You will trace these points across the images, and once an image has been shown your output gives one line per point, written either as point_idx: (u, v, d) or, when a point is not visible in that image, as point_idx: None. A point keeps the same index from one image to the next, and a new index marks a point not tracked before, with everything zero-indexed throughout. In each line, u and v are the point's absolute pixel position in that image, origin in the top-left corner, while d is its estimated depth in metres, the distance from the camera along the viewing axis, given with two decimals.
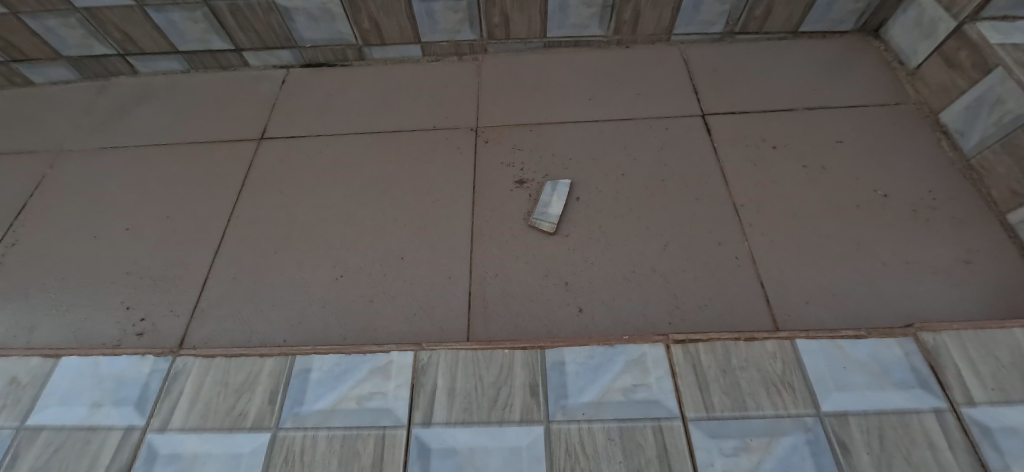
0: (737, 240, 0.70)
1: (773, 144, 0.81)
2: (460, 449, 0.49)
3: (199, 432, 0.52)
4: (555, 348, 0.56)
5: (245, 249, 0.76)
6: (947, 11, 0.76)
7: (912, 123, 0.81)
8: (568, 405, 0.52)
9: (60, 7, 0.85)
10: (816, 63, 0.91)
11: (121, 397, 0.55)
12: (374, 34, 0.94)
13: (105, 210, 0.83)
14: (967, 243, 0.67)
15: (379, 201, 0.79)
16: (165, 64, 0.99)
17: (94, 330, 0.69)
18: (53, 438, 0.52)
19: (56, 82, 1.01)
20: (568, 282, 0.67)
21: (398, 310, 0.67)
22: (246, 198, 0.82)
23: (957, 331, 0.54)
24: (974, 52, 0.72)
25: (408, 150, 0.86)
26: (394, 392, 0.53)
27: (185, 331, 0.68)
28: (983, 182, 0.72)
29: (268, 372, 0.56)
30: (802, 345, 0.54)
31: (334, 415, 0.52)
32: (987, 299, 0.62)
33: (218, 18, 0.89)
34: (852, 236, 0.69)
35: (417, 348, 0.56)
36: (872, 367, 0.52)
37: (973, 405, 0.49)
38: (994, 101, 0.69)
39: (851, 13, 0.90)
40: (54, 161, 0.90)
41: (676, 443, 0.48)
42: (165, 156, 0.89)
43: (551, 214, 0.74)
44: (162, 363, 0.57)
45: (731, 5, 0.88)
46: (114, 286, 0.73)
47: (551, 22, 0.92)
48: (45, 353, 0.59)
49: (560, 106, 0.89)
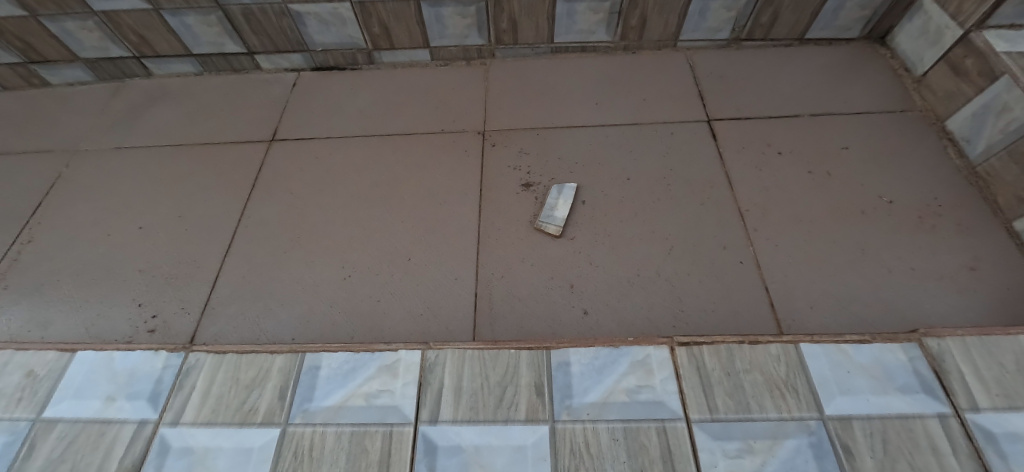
0: (742, 245, 0.70)
1: (779, 150, 0.81)
2: (465, 447, 0.50)
3: (209, 427, 0.53)
4: (559, 348, 0.56)
5: (255, 249, 0.77)
6: (954, 20, 0.77)
7: (918, 130, 0.81)
8: (572, 405, 0.52)
9: (79, 10, 0.87)
10: (821, 70, 0.92)
11: (133, 391, 0.56)
12: (384, 39, 0.95)
13: (119, 209, 0.84)
14: (972, 250, 0.67)
15: (387, 202, 0.81)
16: (179, 66, 1.01)
17: (107, 326, 0.70)
18: (68, 430, 0.53)
19: (73, 84, 1.04)
20: (573, 285, 0.68)
21: (405, 310, 0.68)
22: (257, 198, 0.83)
23: (962, 338, 0.54)
24: (980, 60, 0.73)
25: (417, 153, 0.87)
26: (402, 390, 0.54)
27: (196, 329, 0.69)
28: (990, 190, 0.72)
29: (279, 368, 0.57)
30: (806, 350, 0.55)
31: (342, 412, 0.53)
32: (993, 307, 0.62)
33: (231, 21, 0.91)
34: (857, 242, 0.69)
35: (424, 347, 0.57)
36: (875, 371, 0.53)
37: (977, 411, 0.49)
38: (1000, 109, 0.70)
39: (857, 21, 0.91)
40: (70, 160, 0.92)
41: (679, 443, 0.49)
42: (178, 157, 0.91)
43: (557, 217, 0.75)
44: (175, 358, 0.58)
45: (737, 12, 0.89)
46: (127, 283, 0.74)
47: (559, 28, 0.93)
48: (61, 347, 0.60)
49: (567, 111, 0.90)
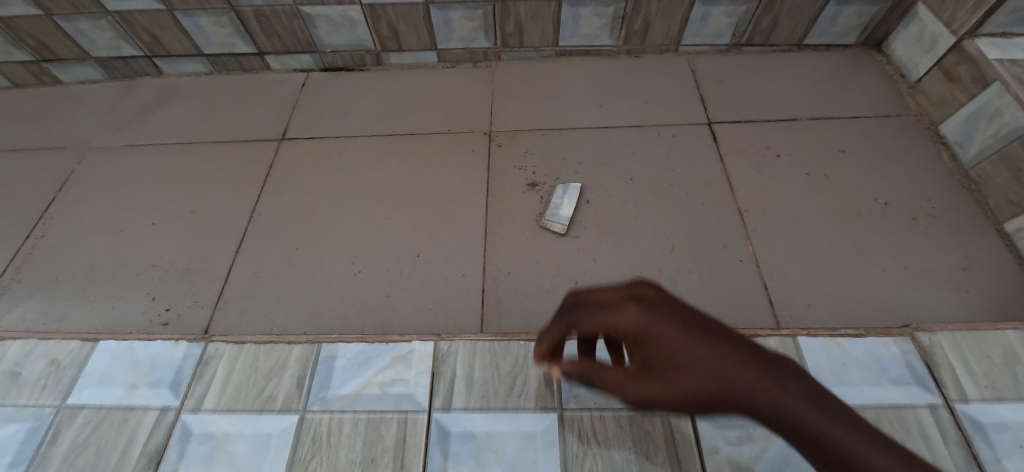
0: (742, 244, 0.73)
1: (778, 152, 0.83)
2: (477, 433, 0.51)
3: (230, 413, 0.55)
4: (567, 340, 0.58)
5: (267, 245, 0.79)
6: (947, 28, 0.79)
7: (912, 134, 0.84)
8: (580, 394, 0.54)
9: (95, 10, 0.89)
10: (819, 75, 0.94)
11: (155, 379, 0.58)
12: (393, 41, 0.97)
13: (131, 205, 0.86)
14: (963, 250, 0.70)
15: (396, 200, 0.83)
16: (190, 65, 1.03)
17: (123, 319, 0.72)
18: (92, 416, 0.55)
19: (84, 82, 1.05)
20: (578, 281, 0.70)
21: (414, 305, 0.70)
22: (268, 195, 0.85)
23: (954, 333, 0.56)
24: (972, 67, 0.75)
25: (425, 152, 0.89)
26: (415, 380, 0.56)
27: (210, 322, 0.71)
28: (981, 192, 0.75)
29: (296, 357, 0.59)
30: (804, 343, 0.57)
31: (358, 400, 0.55)
32: (982, 304, 0.64)
33: (243, 22, 0.93)
34: (853, 242, 0.72)
35: (437, 338, 0.59)
36: (869, 363, 0.55)
37: (967, 402, 0.51)
38: (991, 114, 0.72)
39: (854, 28, 0.93)
40: (82, 157, 0.94)
41: (683, 432, 0.51)
42: (189, 154, 0.93)
43: (562, 215, 0.77)
44: (195, 348, 0.60)
45: (738, 18, 0.92)
46: (141, 277, 0.76)
47: (564, 32, 0.95)
48: (83, 337, 0.62)
49: (571, 112, 0.92)
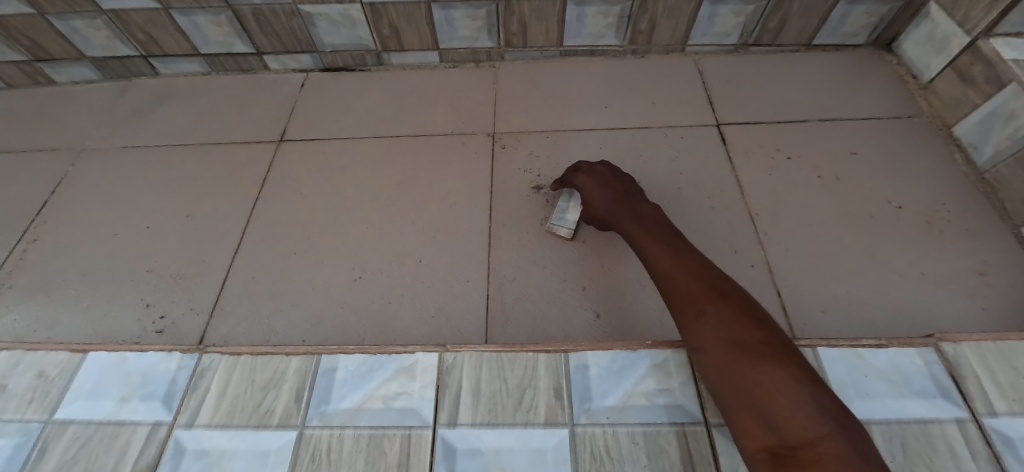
0: (753, 249, 0.71)
1: (788, 154, 0.81)
2: (485, 450, 0.49)
3: (225, 429, 0.52)
4: (578, 351, 0.56)
5: (265, 249, 0.76)
6: (961, 27, 0.77)
7: (925, 136, 0.82)
8: (592, 408, 0.52)
9: (88, 9, 0.87)
10: (830, 76, 0.92)
11: (148, 392, 0.55)
12: (393, 40, 0.95)
13: (126, 209, 0.84)
14: (980, 255, 0.68)
15: (397, 203, 0.80)
16: (187, 65, 1.01)
17: (116, 327, 0.70)
18: (81, 432, 0.53)
19: (79, 83, 1.03)
20: (585, 287, 0.68)
21: (417, 312, 0.68)
22: (266, 198, 0.83)
23: (979, 343, 0.54)
24: (988, 67, 0.73)
25: (426, 154, 0.87)
26: (419, 392, 0.54)
27: (206, 329, 0.69)
28: (997, 196, 0.73)
29: (295, 369, 0.56)
30: (823, 353, 0.54)
31: (360, 414, 0.53)
32: (1001, 312, 0.62)
33: (240, 22, 0.91)
34: (867, 246, 0.70)
35: (442, 349, 0.57)
36: (891, 375, 0.53)
37: (995, 416, 0.49)
38: (1008, 115, 0.70)
39: (864, 27, 0.91)
40: (76, 159, 0.91)
41: (700, 448, 0.49)
42: (186, 156, 0.90)
43: (568, 219, 0.73)
44: (190, 359, 0.58)
45: (746, 18, 0.90)
46: (135, 284, 0.74)
47: (569, 31, 0.93)
48: (72, 348, 0.59)
49: (576, 113, 0.90)
